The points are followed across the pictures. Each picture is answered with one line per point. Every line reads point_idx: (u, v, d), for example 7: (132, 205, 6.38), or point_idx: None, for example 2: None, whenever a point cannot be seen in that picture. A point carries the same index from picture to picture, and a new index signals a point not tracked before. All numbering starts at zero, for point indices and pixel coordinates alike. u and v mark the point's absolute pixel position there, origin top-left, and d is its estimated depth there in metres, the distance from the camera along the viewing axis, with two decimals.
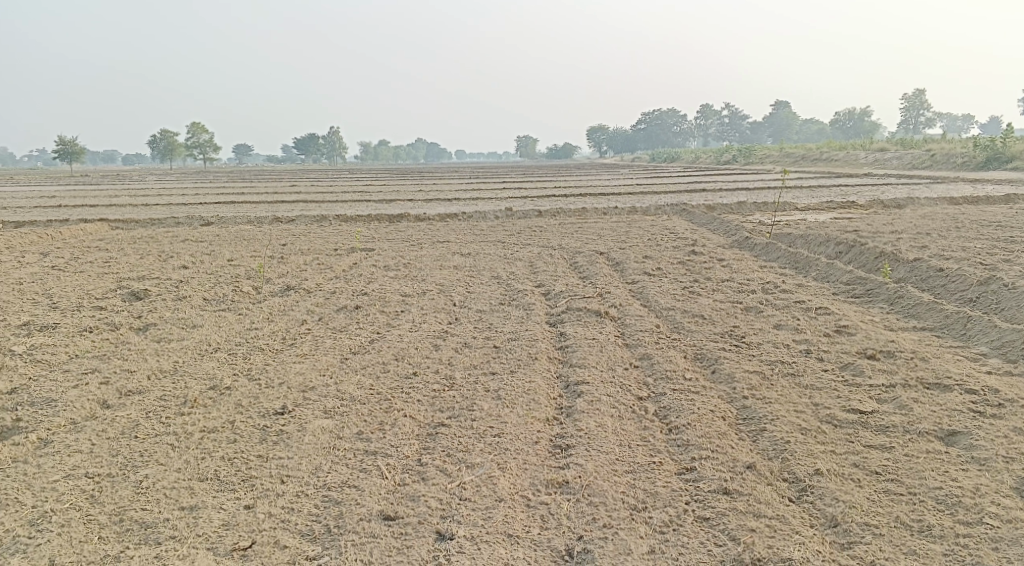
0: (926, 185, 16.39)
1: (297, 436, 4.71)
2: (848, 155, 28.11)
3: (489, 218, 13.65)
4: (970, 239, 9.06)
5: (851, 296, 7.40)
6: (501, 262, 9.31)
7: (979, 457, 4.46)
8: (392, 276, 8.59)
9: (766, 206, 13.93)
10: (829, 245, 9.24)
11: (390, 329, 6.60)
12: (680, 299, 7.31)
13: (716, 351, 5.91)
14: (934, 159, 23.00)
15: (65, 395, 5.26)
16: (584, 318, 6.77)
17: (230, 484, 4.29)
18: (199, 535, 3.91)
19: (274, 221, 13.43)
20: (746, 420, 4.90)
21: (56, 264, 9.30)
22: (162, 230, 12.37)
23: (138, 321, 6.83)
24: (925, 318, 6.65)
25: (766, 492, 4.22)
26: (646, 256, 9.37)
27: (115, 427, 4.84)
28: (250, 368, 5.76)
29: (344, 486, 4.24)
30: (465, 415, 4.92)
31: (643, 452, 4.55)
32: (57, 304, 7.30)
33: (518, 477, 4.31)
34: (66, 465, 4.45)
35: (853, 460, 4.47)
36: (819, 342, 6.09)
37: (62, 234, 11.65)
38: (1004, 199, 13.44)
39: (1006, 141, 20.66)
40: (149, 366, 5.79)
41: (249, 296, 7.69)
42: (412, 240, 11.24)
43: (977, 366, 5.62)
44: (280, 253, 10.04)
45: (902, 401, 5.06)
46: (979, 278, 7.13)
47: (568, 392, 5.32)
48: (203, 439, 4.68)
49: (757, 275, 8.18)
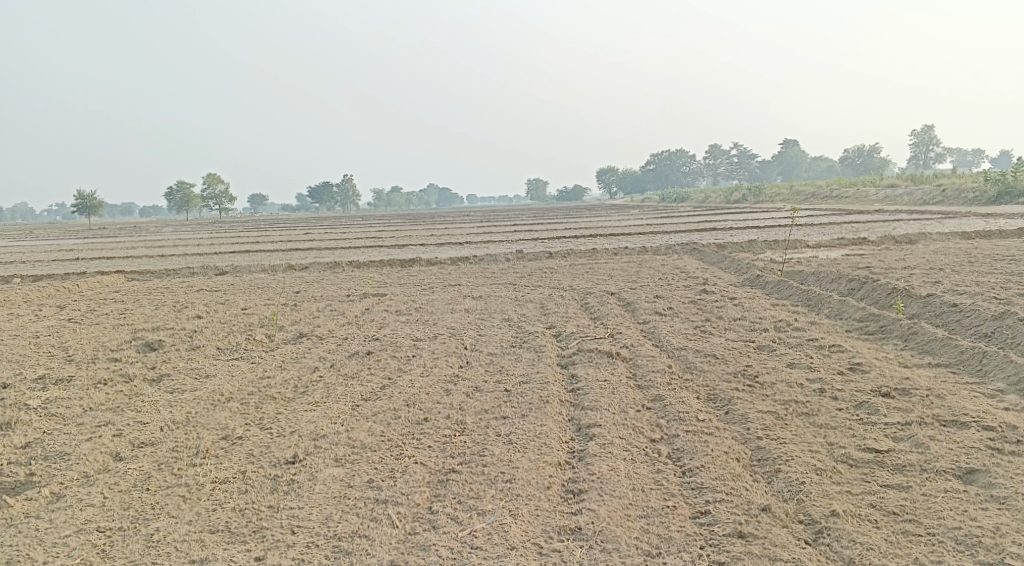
0: (938, 221, 16.33)
1: (307, 486, 4.69)
2: (858, 192, 28.15)
3: (500, 261, 13.74)
4: (984, 273, 9.03)
5: (864, 333, 7.36)
6: (512, 304, 9.35)
7: (999, 496, 4.37)
8: (403, 321, 8.63)
9: (776, 245, 13.94)
10: (841, 282, 9.22)
11: (401, 374, 6.62)
12: (691, 339, 7.28)
13: (728, 391, 5.87)
14: (944, 194, 23.03)
15: (79, 448, 5.29)
16: (596, 360, 6.76)
17: (240, 535, 4.27)
18: None
19: (288, 269, 13.57)
20: (760, 461, 4.85)
21: (72, 317, 9.44)
22: (178, 281, 12.53)
23: (152, 372, 6.89)
24: (940, 354, 6.60)
25: (782, 535, 4.15)
26: (657, 296, 9.38)
27: (127, 480, 4.85)
28: (262, 417, 5.77)
29: (354, 536, 4.22)
30: (476, 460, 4.90)
31: (656, 496, 4.50)
32: (73, 357, 7.38)
33: (530, 524, 4.27)
34: (79, 519, 4.45)
35: (870, 500, 4.40)
36: (833, 380, 6.04)
37: (79, 287, 11.83)
38: (1017, 233, 13.37)
39: (1017, 174, 20.65)
40: (162, 417, 5.81)
41: (262, 345, 7.75)
42: (425, 284, 11.31)
43: (994, 402, 5.55)
44: (293, 301, 10.13)
45: (919, 439, 5.00)
46: (993, 312, 7.08)
47: (579, 435, 5.29)
48: (214, 489, 4.69)
49: (769, 313, 8.16)
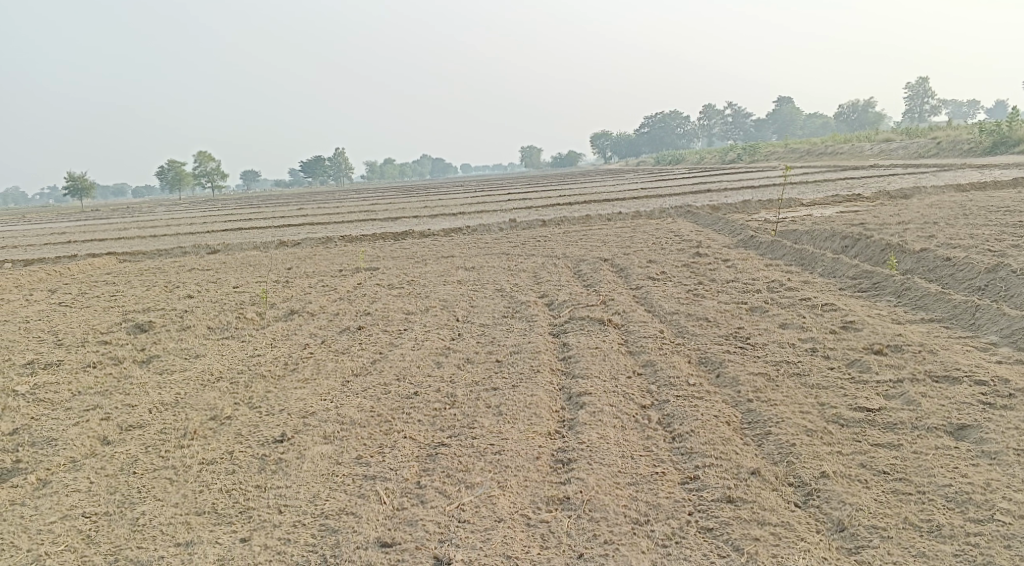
0: (933, 174, 16.21)
1: (295, 464, 4.66)
2: (853, 147, 27.93)
3: (494, 231, 13.63)
4: (978, 225, 8.95)
5: (858, 291, 7.30)
6: (505, 274, 9.27)
7: (990, 451, 4.35)
8: (395, 294, 8.57)
9: (770, 204, 13.82)
10: (835, 240, 9.13)
11: (392, 348, 6.57)
12: (684, 303, 7.22)
13: (720, 354, 5.83)
14: (940, 146, 22.85)
15: (66, 434, 5.24)
16: (587, 328, 6.70)
17: (227, 516, 4.24)
18: None
19: (280, 245, 13.46)
20: (750, 424, 4.82)
21: (63, 300, 9.37)
22: (169, 261, 12.41)
23: (142, 354, 6.83)
24: (933, 309, 6.55)
25: (771, 498, 4.13)
26: (650, 260, 9.31)
27: (114, 464, 4.81)
28: (251, 396, 5.72)
29: (341, 514, 4.19)
30: (466, 433, 4.86)
31: (645, 463, 4.47)
32: (62, 341, 7.32)
33: (518, 495, 4.25)
34: (64, 505, 4.42)
35: (861, 460, 4.38)
36: (825, 339, 6.00)
37: (70, 270, 11.73)
38: (1012, 184, 13.25)
39: (1013, 124, 20.44)
40: (150, 399, 5.76)
41: (253, 323, 7.68)
42: (417, 257, 11.21)
43: (987, 356, 5.51)
44: (285, 278, 10.03)
45: (910, 396, 4.97)
46: (986, 265, 7.02)
47: (570, 404, 5.25)
48: (202, 471, 4.65)
49: (763, 274, 8.09)
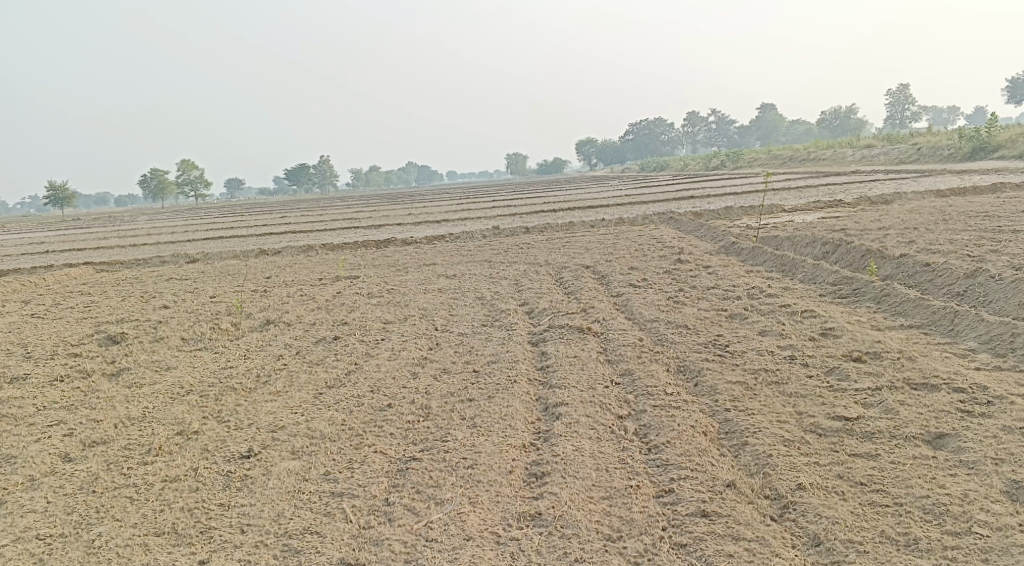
0: (913, 180, 16.26)
1: (261, 481, 4.53)
2: (835, 154, 28.09)
3: (476, 238, 13.53)
4: (957, 231, 8.96)
5: (838, 297, 7.26)
6: (486, 281, 9.18)
7: (968, 460, 4.30)
8: (375, 303, 8.44)
9: (753, 210, 13.82)
10: (816, 245, 9.10)
11: (368, 358, 6.45)
12: (664, 310, 7.14)
13: (698, 362, 5.75)
14: (920, 153, 22.99)
15: (26, 451, 5.08)
16: (566, 336, 6.61)
17: (186, 537, 4.12)
18: None
19: (260, 254, 13.30)
20: (727, 434, 4.74)
21: (36, 312, 9.17)
22: (146, 271, 12.20)
23: (112, 367, 6.66)
24: (912, 314, 6.51)
25: (746, 512, 4.05)
26: (632, 267, 9.24)
27: (73, 482, 4.67)
28: (221, 410, 5.57)
29: (305, 533, 4.08)
30: (437, 446, 4.75)
31: (620, 475, 4.38)
32: (31, 354, 7.13)
33: (489, 512, 4.14)
34: (18, 527, 4.27)
35: (838, 471, 4.31)
36: (804, 346, 5.94)
37: (45, 280, 11.51)
38: (991, 189, 13.30)
39: (991, 130, 20.60)
40: (117, 414, 5.61)
41: (228, 334, 7.53)
42: (398, 265, 11.09)
43: (966, 362, 5.47)
44: (263, 287, 9.88)
45: (888, 405, 4.91)
46: (965, 270, 6.99)
47: (545, 415, 5.15)
48: (164, 489, 4.52)
49: (743, 280, 8.04)
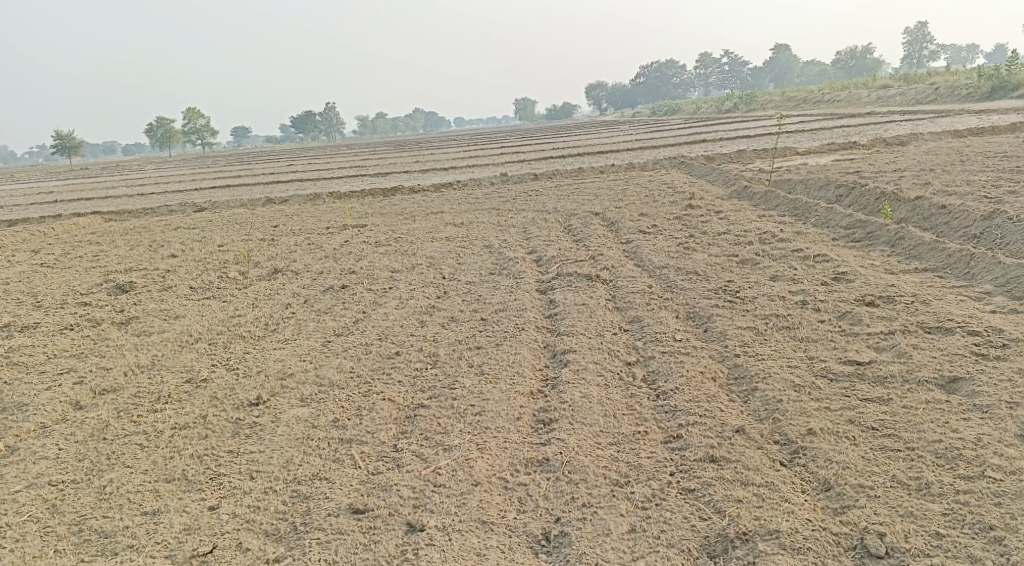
0: (930, 121, 15.87)
1: (270, 428, 4.54)
2: (850, 94, 27.43)
3: (484, 186, 13.37)
4: (975, 172, 8.74)
5: (851, 241, 7.13)
6: (494, 229, 9.08)
7: (982, 405, 4.24)
8: (382, 251, 8.38)
9: (765, 154, 13.55)
10: (829, 189, 8.92)
11: (376, 307, 6.41)
12: (674, 256, 7.05)
13: (708, 308, 5.68)
14: (938, 92, 22.41)
15: (37, 398, 5.11)
16: (575, 283, 6.54)
17: (196, 483, 4.15)
18: (157, 543, 3.79)
19: (268, 203, 13.19)
20: (737, 379, 4.70)
21: (45, 261, 9.16)
22: (154, 220, 12.15)
23: (121, 315, 6.66)
24: (927, 258, 6.39)
25: (755, 457, 4.03)
26: (642, 214, 9.10)
27: (84, 430, 4.69)
28: (229, 357, 5.57)
29: (314, 479, 4.10)
30: (446, 393, 4.74)
31: (628, 422, 4.36)
32: (41, 303, 7.14)
33: (497, 458, 4.14)
34: (31, 474, 4.31)
35: (848, 416, 4.27)
36: (816, 291, 5.85)
37: (54, 229, 11.48)
38: (1010, 129, 12.95)
39: (1011, 68, 20.00)
40: (126, 362, 5.62)
41: (235, 282, 7.49)
42: (407, 213, 10.98)
43: (981, 305, 5.38)
44: (271, 235, 9.82)
45: (901, 349, 4.84)
46: (983, 212, 6.83)
47: (554, 362, 5.12)
48: (174, 436, 4.54)
49: (755, 225, 7.91)
